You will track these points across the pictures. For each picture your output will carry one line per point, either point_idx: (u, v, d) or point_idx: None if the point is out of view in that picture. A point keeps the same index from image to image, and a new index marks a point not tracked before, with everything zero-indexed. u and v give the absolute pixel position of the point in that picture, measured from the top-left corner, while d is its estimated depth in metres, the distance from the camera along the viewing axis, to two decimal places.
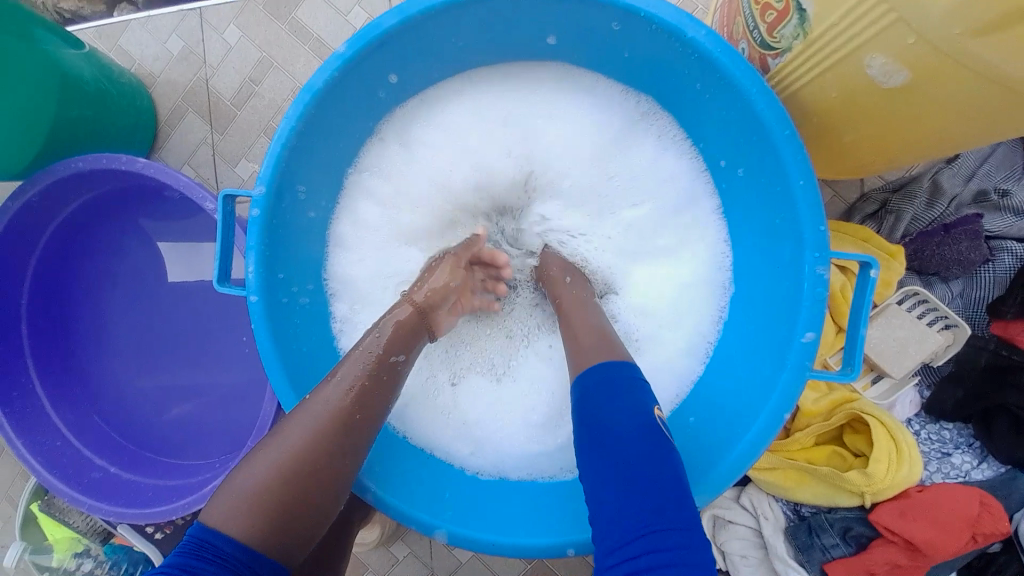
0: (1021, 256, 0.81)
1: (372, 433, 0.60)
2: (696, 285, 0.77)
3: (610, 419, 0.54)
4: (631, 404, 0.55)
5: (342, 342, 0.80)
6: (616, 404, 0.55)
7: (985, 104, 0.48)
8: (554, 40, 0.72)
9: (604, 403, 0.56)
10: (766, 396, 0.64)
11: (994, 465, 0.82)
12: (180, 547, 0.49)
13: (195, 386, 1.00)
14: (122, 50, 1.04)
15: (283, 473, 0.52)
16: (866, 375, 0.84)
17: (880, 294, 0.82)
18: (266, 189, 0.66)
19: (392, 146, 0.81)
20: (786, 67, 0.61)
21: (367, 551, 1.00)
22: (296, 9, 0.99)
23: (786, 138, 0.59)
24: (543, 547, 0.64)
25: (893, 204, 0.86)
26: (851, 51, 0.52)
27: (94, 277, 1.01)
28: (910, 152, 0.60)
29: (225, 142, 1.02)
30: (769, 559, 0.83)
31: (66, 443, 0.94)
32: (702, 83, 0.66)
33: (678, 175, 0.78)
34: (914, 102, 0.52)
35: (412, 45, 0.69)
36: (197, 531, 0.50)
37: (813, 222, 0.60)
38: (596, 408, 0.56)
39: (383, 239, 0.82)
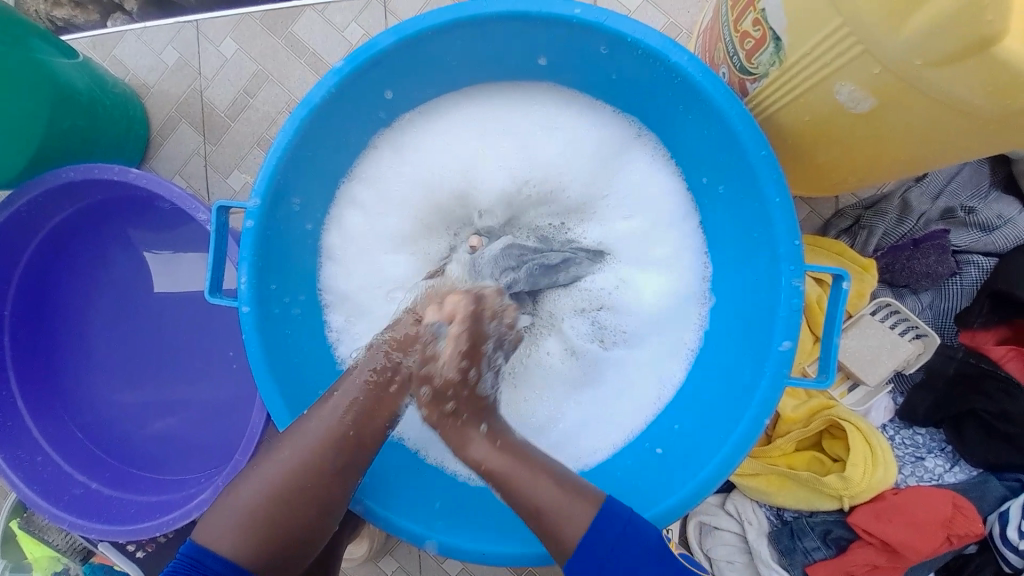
0: (986, 270, 0.86)
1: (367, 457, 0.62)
2: (681, 298, 0.80)
3: (617, 557, 0.58)
4: (629, 534, 0.59)
5: (341, 350, 0.81)
6: (616, 544, 0.58)
7: (946, 129, 0.52)
8: (545, 61, 0.75)
9: (607, 544, 0.58)
10: (747, 404, 0.66)
11: (966, 469, 0.86)
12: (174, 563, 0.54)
13: (182, 400, 0.99)
14: (115, 60, 1.04)
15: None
16: (842, 383, 0.88)
17: (854, 304, 0.85)
18: (261, 203, 0.67)
19: (384, 160, 0.82)
20: (762, 92, 0.65)
21: (356, 566, 0.99)
22: (292, 24, 1.01)
23: (762, 157, 0.63)
24: (533, 555, 0.65)
25: (865, 220, 0.89)
26: (821, 79, 0.55)
27: (78, 289, 1.00)
28: (877, 173, 0.64)
29: (218, 153, 1.02)
30: (754, 563, 0.85)
31: (46, 457, 0.93)
32: (685, 103, 0.69)
33: (665, 192, 0.80)
34: (879, 126, 0.56)
35: (406, 64, 0.71)
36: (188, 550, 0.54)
37: (787, 237, 0.63)
38: (598, 555, 0.58)
39: (374, 252, 0.83)
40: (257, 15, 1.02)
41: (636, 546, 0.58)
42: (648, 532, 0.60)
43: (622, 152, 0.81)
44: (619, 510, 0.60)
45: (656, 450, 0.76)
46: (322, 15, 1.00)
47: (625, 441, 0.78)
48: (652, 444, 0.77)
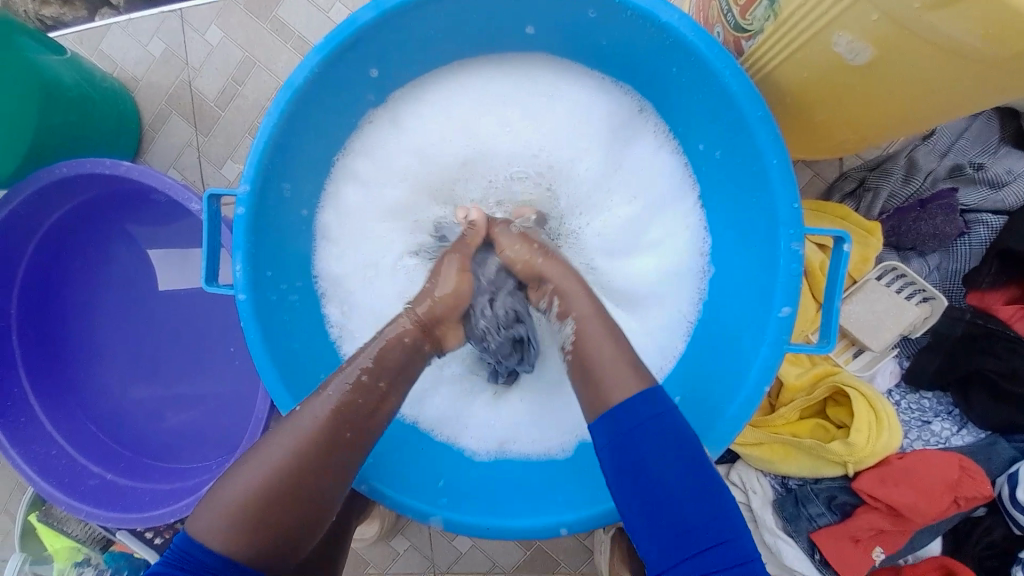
0: (997, 228, 0.84)
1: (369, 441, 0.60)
2: (681, 271, 0.79)
3: (641, 435, 0.53)
4: (662, 420, 0.54)
5: (343, 344, 0.81)
6: (648, 423, 0.53)
7: (949, 76, 0.50)
8: (533, 30, 0.73)
9: (637, 423, 0.53)
10: (746, 372, 0.66)
11: (973, 431, 0.85)
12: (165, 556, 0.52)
13: (198, 395, 1.01)
14: (103, 54, 1.03)
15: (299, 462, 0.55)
16: (846, 350, 0.87)
17: (858, 269, 0.84)
18: (250, 187, 0.67)
19: (378, 141, 0.81)
20: (758, 50, 0.62)
21: (367, 547, 1.02)
22: (277, 7, 0.99)
23: (759, 118, 0.60)
24: (538, 528, 0.65)
25: (871, 181, 0.87)
26: (818, 31, 0.53)
27: (79, 289, 1.01)
28: (883, 128, 0.62)
29: (210, 143, 1.02)
30: (759, 532, 0.86)
31: (61, 450, 0.95)
32: (678, 67, 0.67)
33: (660, 164, 0.79)
34: (880, 77, 0.54)
35: (390, 39, 0.69)
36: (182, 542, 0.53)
37: (786, 199, 0.61)
38: (625, 428, 0.54)
39: (368, 234, 0.83)
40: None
41: (667, 430, 0.53)
42: (681, 429, 0.54)
43: (624, 128, 0.79)
44: (661, 399, 0.55)
45: None
46: None
47: None
48: None
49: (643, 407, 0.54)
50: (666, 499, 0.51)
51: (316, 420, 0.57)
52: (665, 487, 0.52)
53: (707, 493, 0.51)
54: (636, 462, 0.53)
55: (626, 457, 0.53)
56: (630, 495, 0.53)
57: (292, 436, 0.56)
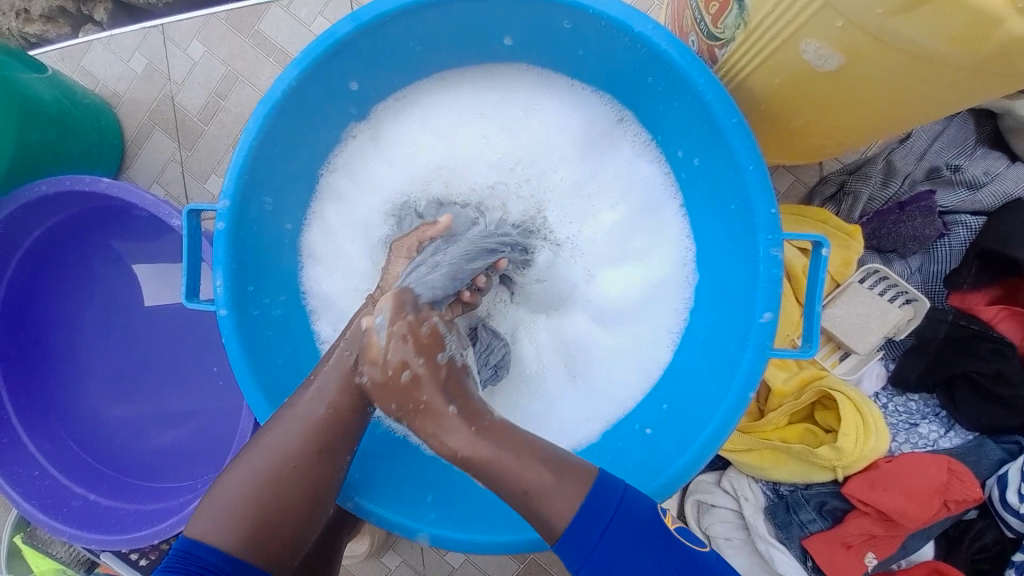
0: (975, 229, 0.85)
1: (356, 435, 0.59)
2: (666, 278, 0.78)
3: (607, 533, 0.54)
4: (624, 510, 0.55)
5: None
6: (611, 518, 0.54)
7: (918, 79, 0.50)
8: (511, 41, 0.73)
9: (599, 527, 0.54)
10: (732, 377, 0.65)
11: (961, 433, 0.85)
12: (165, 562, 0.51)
13: (184, 411, 0.99)
14: (85, 71, 1.03)
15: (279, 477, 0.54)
16: (833, 353, 0.87)
17: (840, 272, 0.84)
18: (230, 202, 0.66)
19: (359, 153, 0.81)
20: (731, 57, 0.63)
21: (358, 563, 1.00)
22: (259, 22, 0.99)
23: (734, 125, 0.61)
24: (525, 541, 0.64)
25: (850, 185, 0.88)
26: (788, 38, 0.54)
27: (62, 307, 0.99)
28: (859, 131, 0.62)
29: (193, 158, 1.01)
30: (752, 539, 0.85)
31: (44, 471, 0.93)
32: (655, 76, 0.68)
33: (640, 171, 0.79)
34: (850, 83, 0.54)
35: (368, 50, 0.69)
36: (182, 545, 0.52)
37: (764, 204, 0.61)
38: (589, 535, 0.54)
39: (349, 246, 0.82)
40: (222, 14, 1.00)
41: (629, 519, 0.55)
42: (642, 507, 0.56)
43: (607, 137, 0.80)
44: (615, 482, 0.56)
45: (645, 430, 0.75)
46: (287, 11, 0.99)
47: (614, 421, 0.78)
48: (642, 424, 0.76)
49: (602, 504, 0.55)
50: None
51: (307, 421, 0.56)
52: (641, 574, 0.54)
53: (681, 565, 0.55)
54: (609, 562, 0.54)
55: (599, 559, 0.54)
56: None
57: (287, 431, 0.56)
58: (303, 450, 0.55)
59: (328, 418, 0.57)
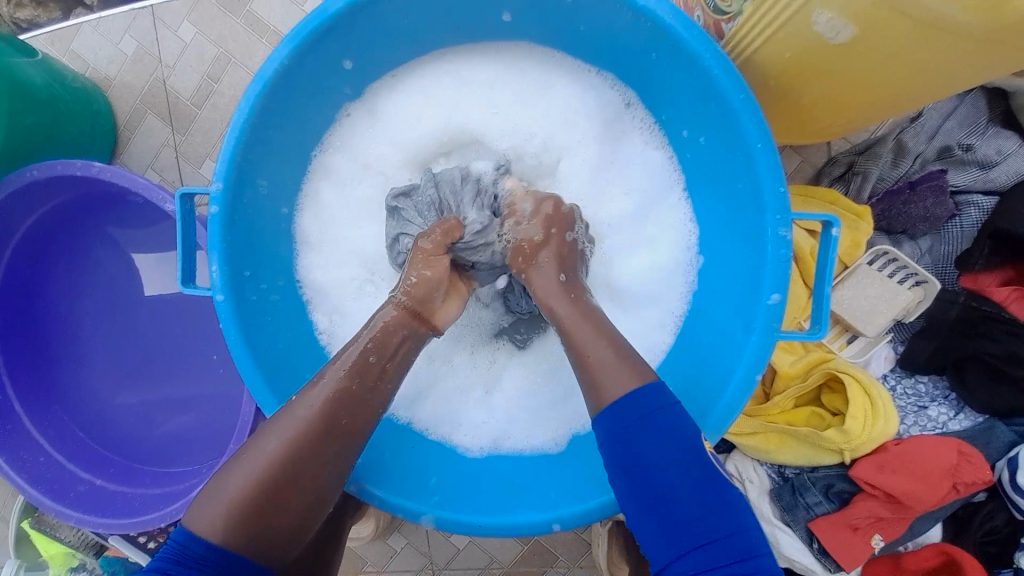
0: (986, 209, 0.84)
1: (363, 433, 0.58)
2: (671, 261, 0.77)
3: (643, 429, 0.52)
4: (666, 415, 0.52)
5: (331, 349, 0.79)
6: (650, 417, 0.52)
7: (933, 50, 0.49)
8: (509, 17, 0.72)
9: (642, 416, 0.52)
10: (738, 359, 0.64)
11: (971, 415, 0.84)
12: (163, 550, 0.51)
13: (187, 398, 0.99)
14: (75, 55, 1.02)
15: (278, 459, 0.53)
16: (841, 335, 0.86)
17: (849, 254, 0.82)
18: (224, 185, 0.65)
19: (356, 137, 0.80)
20: (739, 32, 0.62)
21: (364, 545, 1.01)
22: (250, 1, 0.97)
23: (741, 101, 0.59)
24: (527, 526, 0.64)
25: (860, 165, 0.86)
26: (800, 7, 0.52)
27: (61, 295, 1.00)
28: (871, 106, 0.61)
29: (187, 142, 1.00)
30: (756, 522, 0.85)
31: (49, 458, 0.94)
32: (657, 51, 0.66)
33: (644, 152, 0.78)
34: (862, 55, 0.53)
35: (363, 28, 0.68)
36: (180, 536, 0.51)
37: (772, 183, 0.60)
38: (623, 423, 0.52)
39: (348, 233, 0.81)
40: None
41: (667, 426, 0.52)
42: (684, 425, 0.53)
43: (609, 114, 0.77)
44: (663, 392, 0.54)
45: None
46: None
47: None
48: None
49: (647, 403, 0.53)
50: (665, 496, 0.50)
51: (311, 409, 0.56)
52: (665, 485, 0.50)
53: (707, 495, 0.50)
54: (636, 457, 0.51)
55: (627, 451, 0.52)
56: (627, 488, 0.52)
57: (281, 430, 0.55)
58: (303, 433, 0.54)
59: (330, 400, 0.56)
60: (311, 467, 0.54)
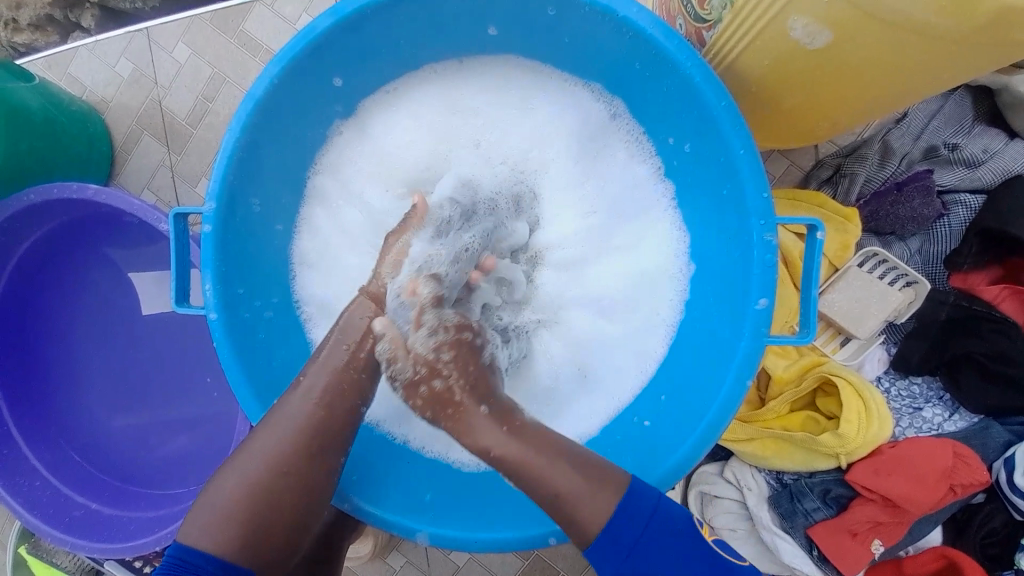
0: (974, 208, 0.84)
1: (349, 438, 0.59)
2: (659, 271, 0.77)
3: (645, 547, 0.53)
4: (659, 518, 0.55)
5: None
6: (647, 530, 0.54)
7: (907, 53, 0.49)
8: (495, 31, 0.72)
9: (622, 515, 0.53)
10: (729, 364, 0.64)
11: (966, 416, 0.84)
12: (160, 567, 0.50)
13: (184, 420, 0.98)
14: (72, 79, 1.02)
15: (282, 463, 0.54)
16: (834, 339, 0.86)
17: (838, 257, 0.83)
18: (217, 205, 0.65)
19: (345, 150, 0.80)
20: (720, 38, 0.62)
21: (362, 565, 0.99)
22: (244, 22, 0.98)
23: (724, 109, 0.60)
24: (524, 539, 0.63)
25: (846, 168, 0.86)
26: (776, 14, 0.52)
27: (58, 317, 0.99)
28: (852, 110, 0.61)
29: (183, 162, 1.00)
30: (756, 530, 0.84)
31: (45, 482, 0.92)
32: (642, 62, 0.67)
33: (631, 161, 0.78)
34: (840, 59, 0.53)
35: (353, 45, 0.68)
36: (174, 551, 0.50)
37: (755, 188, 0.60)
38: (626, 546, 0.53)
39: (338, 249, 0.81)
40: (206, 16, 0.99)
41: (664, 527, 0.55)
42: (673, 516, 0.56)
43: (598, 130, 0.79)
44: (647, 496, 0.55)
45: (644, 423, 0.73)
46: (272, 9, 0.98)
47: (612, 415, 0.77)
48: (639, 416, 0.75)
49: (640, 513, 0.54)
50: None
51: (314, 418, 0.56)
52: None
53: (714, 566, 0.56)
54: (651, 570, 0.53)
55: (640, 571, 0.53)
56: None
57: (274, 434, 0.55)
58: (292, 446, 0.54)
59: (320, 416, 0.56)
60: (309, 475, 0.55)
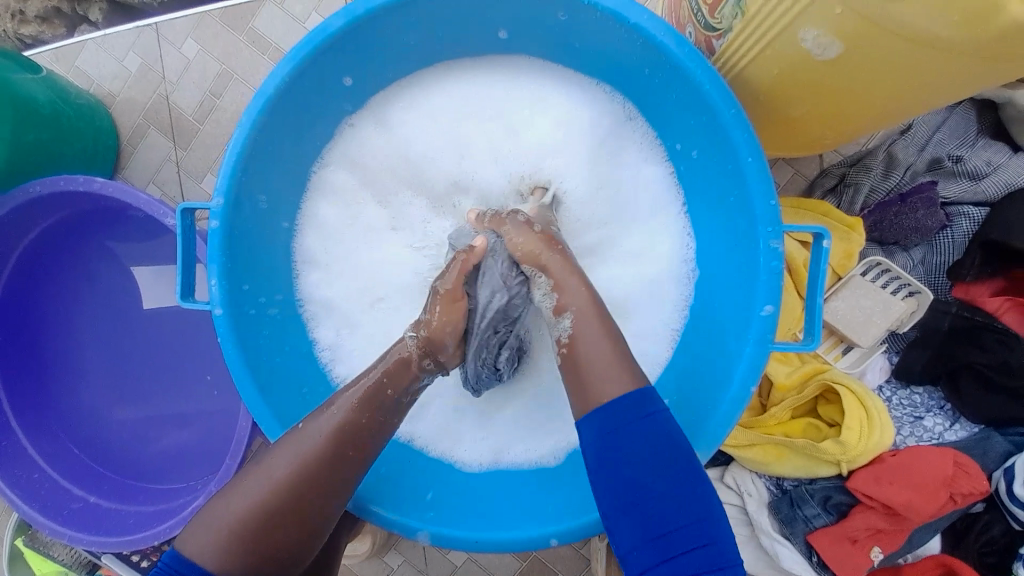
0: (978, 221, 0.84)
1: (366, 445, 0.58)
2: (665, 274, 0.78)
3: (629, 435, 0.50)
4: (653, 421, 0.51)
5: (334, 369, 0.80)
6: (636, 423, 0.51)
7: (918, 66, 0.50)
8: (505, 34, 0.73)
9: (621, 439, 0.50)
10: (733, 370, 0.64)
11: (966, 426, 0.84)
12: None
13: (182, 414, 0.99)
14: (79, 71, 1.02)
15: (282, 467, 0.54)
16: (836, 346, 0.86)
17: (842, 265, 0.83)
18: (223, 200, 0.65)
19: (353, 148, 0.80)
20: (731, 46, 0.62)
21: (360, 563, 0.99)
22: (253, 19, 0.99)
23: (733, 116, 0.60)
24: (526, 540, 0.63)
25: (851, 177, 0.87)
26: (788, 24, 0.53)
27: (59, 309, 0.99)
28: (861, 120, 0.62)
29: (189, 157, 1.01)
30: (756, 534, 0.84)
31: (43, 475, 0.92)
32: (651, 67, 0.67)
33: (640, 164, 0.78)
34: (851, 70, 0.54)
35: (364, 44, 0.69)
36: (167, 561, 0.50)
37: (762, 197, 0.61)
38: (613, 424, 0.51)
39: (345, 247, 0.81)
40: (216, 12, 0.99)
41: (653, 434, 0.50)
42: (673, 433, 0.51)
43: (608, 130, 0.78)
44: (653, 401, 0.52)
45: None
46: (281, 8, 0.98)
47: None
48: None
49: (634, 408, 0.51)
50: (645, 501, 0.49)
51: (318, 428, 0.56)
52: (649, 487, 0.49)
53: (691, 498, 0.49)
54: (619, 457, 0.50)
55: (609, 451, 0.51)
56: (611, 493, 0.50)
57: (293, 449, 0.55)
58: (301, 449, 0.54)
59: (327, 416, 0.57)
60: (319, 476, 0.54)
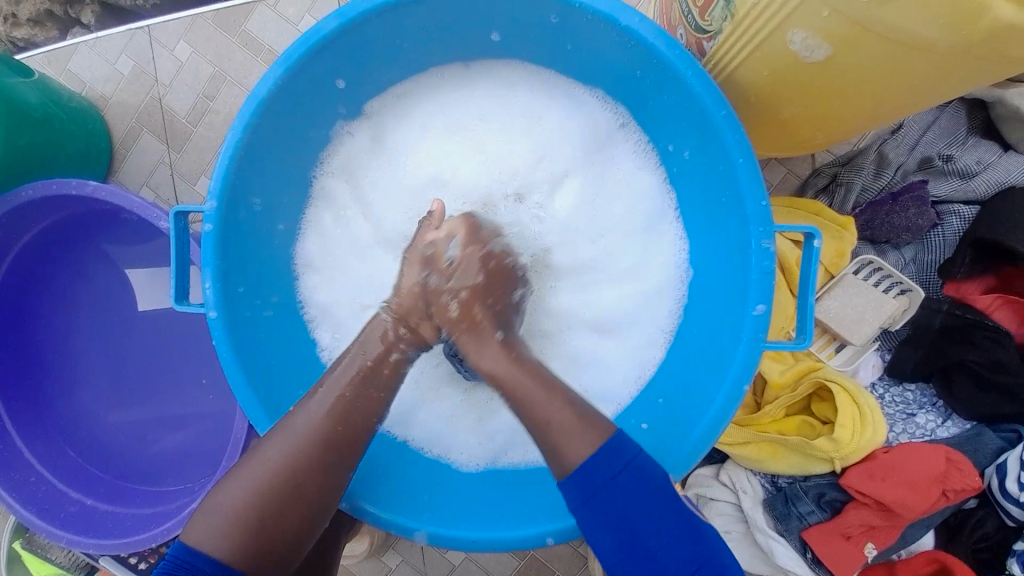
0: (967, 218, 0.85)
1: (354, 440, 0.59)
2: (658, 273, 0.78)
3: (613, 490, 0.52)
4: (632, 469, 0.53)
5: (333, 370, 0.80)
6: (618, 477, 0.52)
7: (904, 68, 0.50)
8: (498, 36, 0.73)
9: (608, 476, 0.52)
10: (727, 369, 0.65)
11: (959, 422, 0.85)
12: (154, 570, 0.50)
13: (179, 416, 0.99)
14: (71, 74, 1.02)
15: (274, 468, 0.54)
16: (829, 344, 0.87)
17: (834, 264, 0.84)
18: (216, 203, 0.65)
19: (348, 152, 0.81)
20: (721, 49, 0.63)
21: (358, 563, 1.00)
22: (246, 21, 0.99)
23: (723, 117, 0.60)
24: (521, 539, 0.64)
25: (843, 177, 0.88)
26: (777, 26, 0.53)
27: (54, 312, 0.99)
28: (849, 122, 0.62)
29: (183, 160, 1.01)
30: (751, 532, 0.85)
31: (40, 478, 0.91)
32: (643, 69, 0.68)
33: (632, 165, 0.79)
34: (839, 72, 0.54)
35: (357, 47, 0.69)
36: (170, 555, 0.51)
37: (754, 198, 0.61)
38: (595, 482, 0.52)
39: (342, 249, 0.82)
40: (208, 14, 0.99)
41: (634, 482, 0.52)
42: (652, 474, 0.53)
43: (601, 131, 0.79)
44: (628, 446, 0.54)
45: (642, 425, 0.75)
46: (274, 10, 0.98)
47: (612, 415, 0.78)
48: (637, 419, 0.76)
49: (611, 460, 0.53)
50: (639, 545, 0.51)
51: (311, 427, 0.56)
52: (643, 533, 0.51)
53: (682, 530, 0.52)
54: (609, 509, 0.52)
55: (598, 507, 0.52)
56: (608, 545, 0.52)
57: (283, 445, 0.55)
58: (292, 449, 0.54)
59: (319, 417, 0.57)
60: (313, 477, 0.55)
